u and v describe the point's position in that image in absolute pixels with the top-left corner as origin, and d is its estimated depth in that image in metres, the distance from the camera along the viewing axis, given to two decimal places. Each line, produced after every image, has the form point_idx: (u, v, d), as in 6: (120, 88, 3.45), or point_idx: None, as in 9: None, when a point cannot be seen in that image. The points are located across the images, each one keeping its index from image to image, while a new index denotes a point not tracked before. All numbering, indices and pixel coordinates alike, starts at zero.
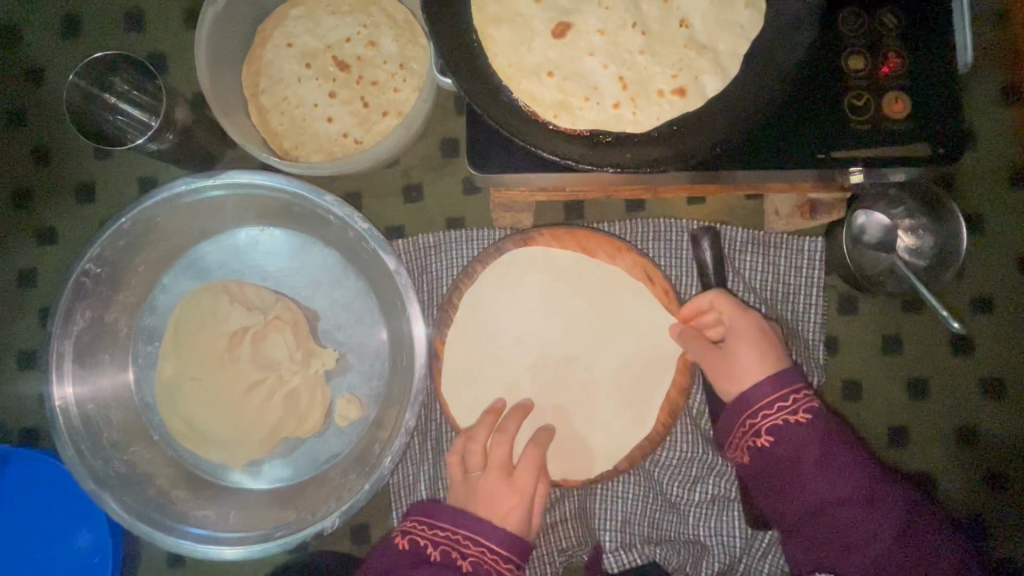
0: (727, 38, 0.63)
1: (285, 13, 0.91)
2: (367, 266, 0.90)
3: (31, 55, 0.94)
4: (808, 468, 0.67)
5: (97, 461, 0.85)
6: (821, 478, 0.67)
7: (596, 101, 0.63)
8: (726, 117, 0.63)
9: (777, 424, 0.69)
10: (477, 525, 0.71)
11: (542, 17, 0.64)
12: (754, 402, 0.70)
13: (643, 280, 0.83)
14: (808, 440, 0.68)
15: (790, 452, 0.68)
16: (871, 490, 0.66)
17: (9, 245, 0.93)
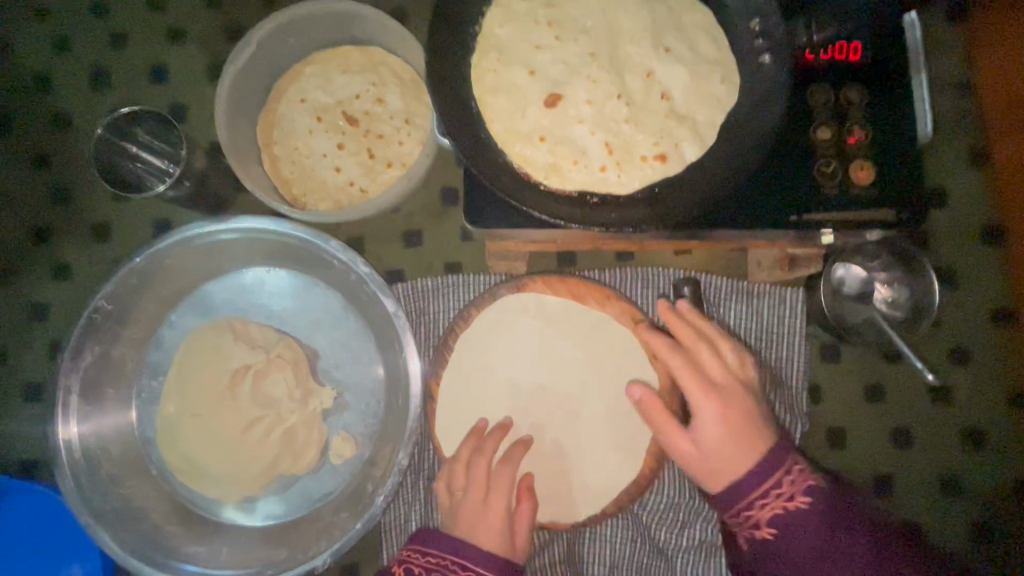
0: (704, 110, 0.69)
1: (300, 71, 0.98)
2: (367, 308, 0.94)
3: (59, 103, 1.00)
4: (807, 560, 0.67)
5: (95, 495, 0.86)
6: (813, 562, 0.67)
7: (584, 164, 0.68)
8: (704, 181, 0.68)
9: (769, 516, 0.69)
10: (461, 544, 0.77)
11: (535, 88, 0.70)
12: (746, 495, 0.69)
13: (632, 327, 0.86)
14: (799, 526, 0.68)
15: (792, 545, 0.68)
16: (858, 561, 0.66)
17: (24, 279, 0.97)
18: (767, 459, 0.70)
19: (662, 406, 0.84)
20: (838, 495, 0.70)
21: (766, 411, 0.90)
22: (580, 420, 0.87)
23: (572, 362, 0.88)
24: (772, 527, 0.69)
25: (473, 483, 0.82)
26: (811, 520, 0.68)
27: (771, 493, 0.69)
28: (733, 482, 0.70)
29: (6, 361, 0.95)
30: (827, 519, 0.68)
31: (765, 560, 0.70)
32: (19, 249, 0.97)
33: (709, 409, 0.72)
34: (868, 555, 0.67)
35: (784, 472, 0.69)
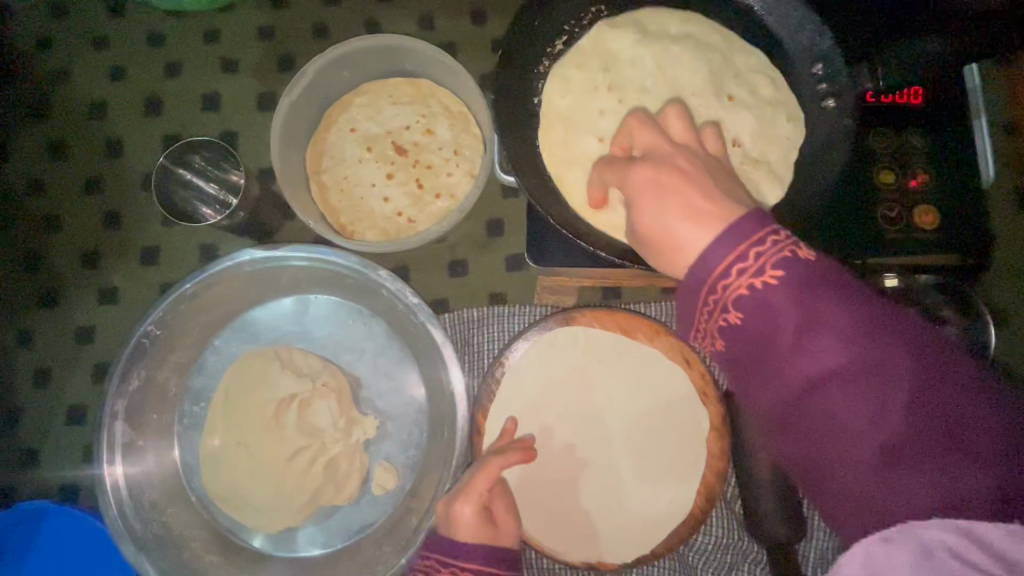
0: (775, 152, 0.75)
1: (351, 101, 1.00)
2: (412, 336, 0.94)
3: (114, 129, 1.02)
4: (805, 391, 0.48)
5: (138, 523, 0.86)
6: (785, 334, 0.48)
7: None
8: None
9: (742, 291, 0.49)
10: (453, 546, 0.72)
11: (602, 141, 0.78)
12: (712, 275, 0.50)
13: (683, 363, 0.87)
14: (805, 347, 0.47)
15: (764, 322, 0.49)
16: (870, 413, 0.46)
17: (71, 302, 0.98)
18: (728, 225, 0.50)
19: (712, 441, 0.85)
20: (890, 317, 0.47)
21: None
22: (627, 455, 0.87)
23: (620, 396, 0.88)
24: (756, 272, 0.49)
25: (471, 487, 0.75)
26: (789, 305, 0.48)
27: (750, 258, 0.49)
28: (722, 289, 0.50)
29: (51, 383, 0.95)
30: (850, 320, 0.47)
31: (732, 354, 0.53)
32: (68, 272, 0.98)
33: (644, 171, 0.56)
34: (849, 347, 0.46)
35: (762, 233, 0.49)
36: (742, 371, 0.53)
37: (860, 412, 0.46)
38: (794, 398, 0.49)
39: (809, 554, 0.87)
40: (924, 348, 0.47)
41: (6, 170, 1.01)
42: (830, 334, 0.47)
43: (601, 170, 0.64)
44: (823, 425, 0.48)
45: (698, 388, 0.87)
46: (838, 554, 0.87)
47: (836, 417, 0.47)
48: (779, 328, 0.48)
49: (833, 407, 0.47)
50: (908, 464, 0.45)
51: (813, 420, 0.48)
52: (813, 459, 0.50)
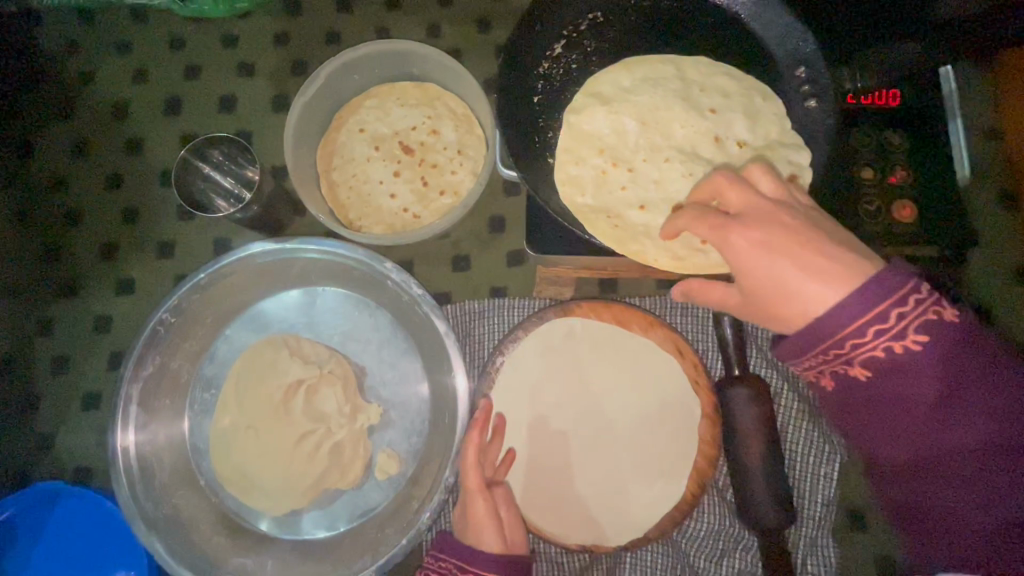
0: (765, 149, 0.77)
1: (360, 103, 1.04)
2: (416, 327, 0.97)
3: (135, 128, 1.07)
4: (921, 447, 0.56)
5: (148, 503, 0.88)
6: (913, 399, 0.54)
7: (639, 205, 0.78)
8: None
9: (877, 352, 0.54)
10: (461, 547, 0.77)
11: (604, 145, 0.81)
12: (855, 338, 0.54)
13: (679, 354, 0.90)
14: (942, 411, 0.54)
15: (898, 385, 0.55)
16: (986, 476, 0.53)
17: (90, 292, 1.02)
18: (860, 286, 0.53)
19: (704, 430, 0.88)
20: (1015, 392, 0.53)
21: (804, 440, 0.92)
22: (624, 444, 0.90)
23: (616, 386, 0.91)
24: (882, 339, 0.53)
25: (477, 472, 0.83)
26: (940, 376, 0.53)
27: (894, 325, 0.53)
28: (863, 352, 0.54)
29: (68, 369, 0.99)
30: (983, 392, 0.53)
31: (841, 400, 0.59)
32: (88, 263, 1.03)
33: (744, 241, 0.58)
34: (992, 420, 0.53)
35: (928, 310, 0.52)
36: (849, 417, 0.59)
37: (969, 470, 0.54)
38: (910, 451, 0.56)
39: (799, 543, 0.89)
40: None
41: (32, 166, 1.06)
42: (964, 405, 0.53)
43: (693, 220, 0.62)
44: (942, 477, 0.55)
45: (691, 378, 0.89)
46: (827, 542, 0.89)
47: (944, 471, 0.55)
48: (923, 396, 0.54)
49: (943, 460, 0.55)
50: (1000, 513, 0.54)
51: (930, 473, 0.56)
52: (904, 496, 0.59)
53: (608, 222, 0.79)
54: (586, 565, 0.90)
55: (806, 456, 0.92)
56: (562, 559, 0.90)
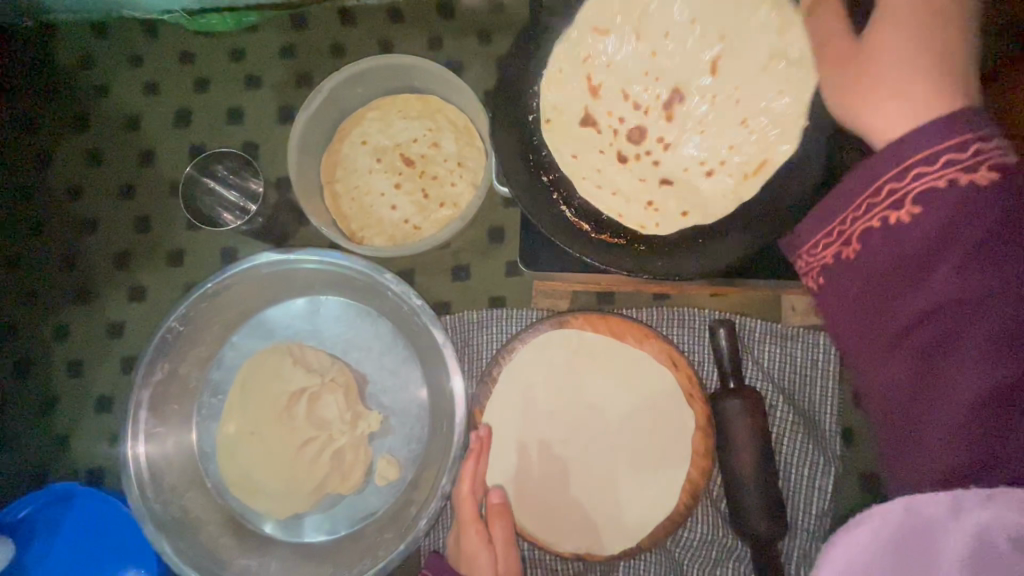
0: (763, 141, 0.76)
1: (363, 115, 1.06)
2: (416, 337, 0.99)
3: (147, 140, 1.10)
4: (944, 308, 0.51)
5: (158, 505, 0.92)
6: (925, 249, 0.52)
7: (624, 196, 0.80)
8: (730, 237, 0.75)
9: (918, 191, 0.52)
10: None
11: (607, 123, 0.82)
12: (917, 192, 0.52)
13: (676, 368, 0.91)
14: (979, 271, 0.50)
15: (921, 235, 0.52)
16: (982, 357, 0.49)
17: (105, 299, 1.05)
18: (927, 125, 0.52)
19: (698, 442, 0.89)
20: None
21: (799, 452, 0.93)
22: (619, 453, 0.91)
23: (611, 397, 0.92)
24: (947, 171, 0.51)
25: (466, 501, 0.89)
26: (988, 232, 0.50)
27: (960, 173, 0.51)
28: (916, 201, 0.52)
29: (83, 374, 1.03)
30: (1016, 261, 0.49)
31: (853, 263, 0.57)
32: (101, 271, 1.06)
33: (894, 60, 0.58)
34: (1012, 301, 0.49)
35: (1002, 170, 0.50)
36: (858, 281, 0.57)
37: (984, 342, 0.49)
38: (908, 317, 0.53)
39: (792, 554, 0.90)
40: None
41: (48, 176, 1.09)
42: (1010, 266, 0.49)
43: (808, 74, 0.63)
44: (930, 350, 0.52)
45: (686, 391, 0.90)
46: (819, 553, 0.90)
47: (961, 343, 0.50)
48: (941, 249, 0.51)
49: (960, 330, 0.50)
50: (998, 398, 0.49)
51: (919, 343, 0.53)
52: (889, 375, 0.55)
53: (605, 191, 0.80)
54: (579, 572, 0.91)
55: (800, 468, 0.92)
56: (556, 566, 0.92)
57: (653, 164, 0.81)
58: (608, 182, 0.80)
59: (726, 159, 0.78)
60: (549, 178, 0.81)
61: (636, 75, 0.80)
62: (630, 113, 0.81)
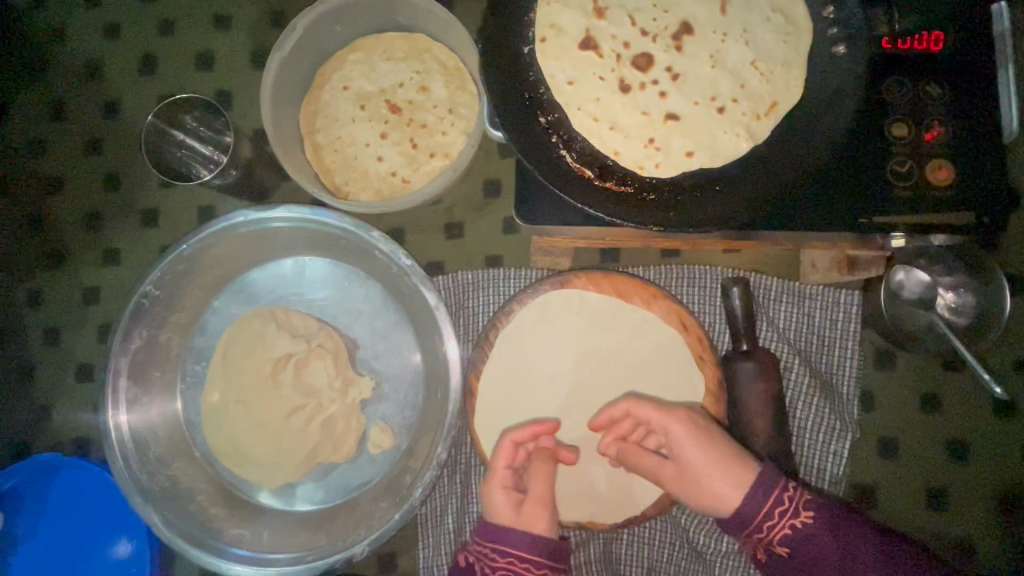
0: (784, 69, 0.66)
1: (344, 57, 0.96)
2: (407, 299, 0.93)
3: (111, 89, 1.01)
4: (807, 554, 0.74)
5: (144, 476, 0.88)
6: (853, 530, 0.75)
7: (621, 132, 0.68)
8: (751, 185, 0.67)
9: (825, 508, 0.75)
10: (499, 531, 0.78)
11: (608, 44, 0.69)
12: (757, 512, 0.75)
13: (656, 413, 0.79)
14: (799, 545, 0.74)
15: (855, 530, 0.75)
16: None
17: (77, 263, 0.99)
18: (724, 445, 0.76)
19: (710, 408, 0.83)
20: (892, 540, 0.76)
21: (814, 417, 0.88)
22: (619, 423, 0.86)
23: (616, 360, 0.87)
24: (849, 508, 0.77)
25: (532, 495, 0.80)
26: (811, 528, 0.74)
27: (776, 512, 0.74)
28: (739, 501, 0.75)
29: (60, 342, 0.98)
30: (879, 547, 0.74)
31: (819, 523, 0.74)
32: (71, 234, 0.99)
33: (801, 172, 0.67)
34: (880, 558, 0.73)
35: (782, 489, 0.75)
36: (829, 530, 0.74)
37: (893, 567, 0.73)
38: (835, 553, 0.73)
39: None
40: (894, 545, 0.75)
41: (8, 131, 1.01)
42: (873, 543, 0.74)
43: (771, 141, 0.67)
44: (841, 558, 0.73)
45: (665, 427, 0.79)
46: None
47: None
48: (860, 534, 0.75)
49: (817, 562, 0.73)
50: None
51: (832, 561, 0.73)
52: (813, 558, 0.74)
53: (600, 126, 0.68)
54: (583, 541, 0.87)
55: (815, 433, 0.87)
56: None
57: (660, 95, 0.68)
58: (605, 114, 0.68)
59: (738, 96, 0.67)
60: (547, 120, 0.69)
61: (642, 3, 0.69)
62: (635, 38, 0.68)
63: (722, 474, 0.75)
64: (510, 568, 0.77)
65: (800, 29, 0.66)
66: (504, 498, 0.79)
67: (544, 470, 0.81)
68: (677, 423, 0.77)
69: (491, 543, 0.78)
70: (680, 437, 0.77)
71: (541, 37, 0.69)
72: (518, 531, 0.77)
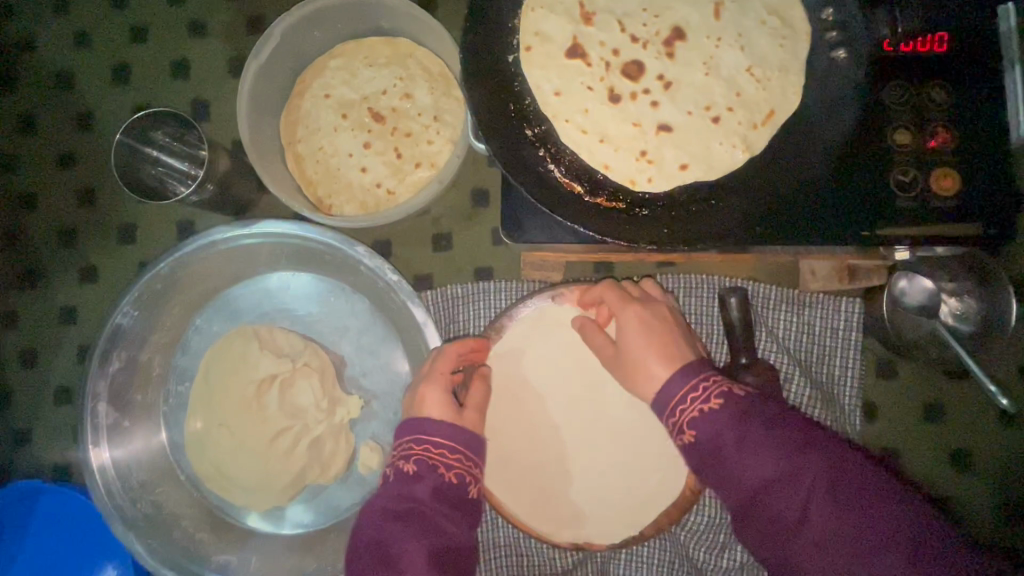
0: (782, 76, 0.63)
1: (324, 64, 0.93)
2: (395, 315, 0.90)
3: (83, 100, 0.97)
4: (711, 447, 0.59)
5: (126, 502, 0.85)
6: (792, 438, 0.55)
7: (611, 144, 0.65)
8: (747, 198, 0.64)
9: (748, 401, 0.59)
10: (416, 424, 0.72)
11: (597, 50, 0.66)
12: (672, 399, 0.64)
13: (618, 300, 0.74)
14: (700, 432, 0.60)
15: (789, 434, 0.56)
16: (801, 498, 0.53)
17: (53, 282, 0.96)
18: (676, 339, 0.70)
19: None
20: (845, 462, 0.54)
21: None
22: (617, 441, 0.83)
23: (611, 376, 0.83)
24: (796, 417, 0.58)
25: (468, 403, 0.76)
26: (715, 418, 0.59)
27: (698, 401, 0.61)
28: (662, 388, 0.66)
29: (38, 364, 0.95)
30: (822, 465, 0.54)
31: (729, 413, 0.58)
32: (47, 251, 0.96)
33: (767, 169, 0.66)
34: (816, 478, 0.53)
35: (698, 377, 0.63)
36: (738, 422, 0.57)
37: (818, 480, 0.53)
38: (734, 446, 0.57)
39: None
40: (847, 469, 0.54)
41: None
42: (811, 455, 0.54)
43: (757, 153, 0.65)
44: (746, 454, 0.56)
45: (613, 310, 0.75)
46: None
47: (763, 494, 0.55)
48: (799, 444, 0.55)
49: (717, 456, 0.58)
50: (826, 512, 0.52)
51: (730, 454, 0.57)
52: (711, 448, 0.58)
53: (588, 138, 0.65)
54: (580, 560, 0.86)
55: None
56: (554, 554, 0.86)
57: (651, 104, 0.65)
58: (594, 125, 0.65)
59: (733, 104, 0.64)
60: (533, 133, 0.67)
61: (631, 8, 0.66)
62: (624, 44, 0.65)
63: (648, 351, 0.69)
64: (428, 462, 0.69)
65: (797, 31, 0.63)
66: (436, 397, 0.74)
67: (477, 395, 0.77)
68: (626, 301, 0.73)
69: (407, 440, 0.71)
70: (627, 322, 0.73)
71: (525, 45, 0.66)
72: (432, 419, 0.72)
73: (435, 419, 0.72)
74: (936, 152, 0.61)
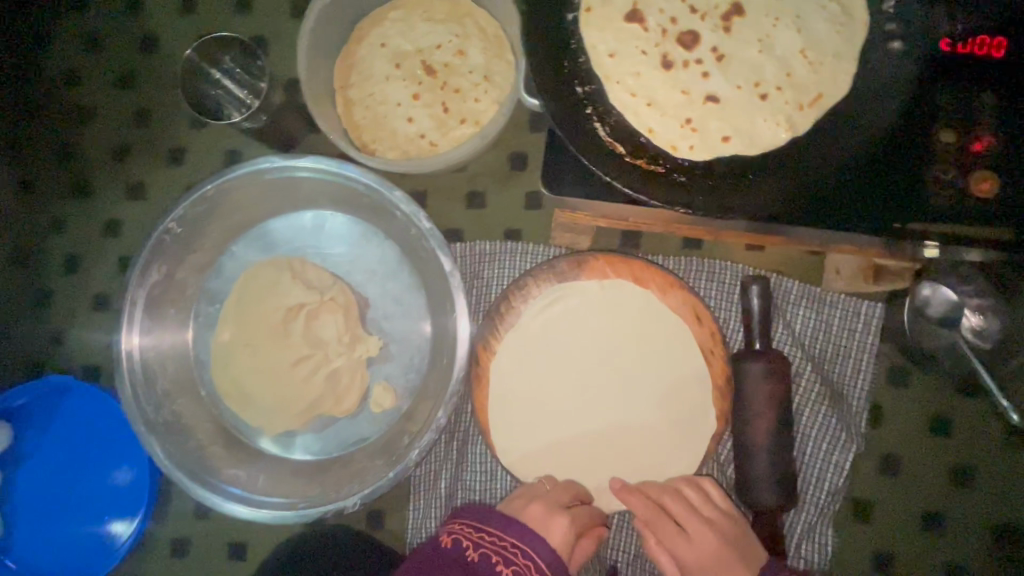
0: (833, 65, 0.64)
1: (385, 14, 0.96)
2: (423, 264, 0.93)
3: (149, 23, 1.02)
4: None
5: (150, 407, 0.90)
6: None
7: (656, 110, 0.67)
8: (783, 181, 0.66)
9: None
10: (520, 530, 0.74)
11: (655, 19, 0.67)
12: None
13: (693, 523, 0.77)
14: None
15: None
16: None
17: (102, 194, 1.00)
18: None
19: (715, 404, 0.83)
20: None
21: (819, 424, 0.86)
22: (607, 424, 0.85)
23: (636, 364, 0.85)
24: None
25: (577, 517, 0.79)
26: None
27: None
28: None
29: (80, 269, 1.00)
30: None
31: None
32: (99, 164, 1.01)
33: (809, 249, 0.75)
34: None
35: None
36: None
37: None
38: None
39: (796, 527, 0.85)
40: None
41: (46, 57, 1.02)
42: None
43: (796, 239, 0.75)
44: None
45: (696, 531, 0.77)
46: (825, 529, 0.85)
47: None
48: None
49: None
50: None
51: None
52: None
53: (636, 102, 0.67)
54: None
55: (818, 442, 0.86)
56: None
57: (701, 75, 0.66)
58: (642, 90, 0.67)
59: (781, 85, 0.65)
60: (583, 91, 0.69)
61: None
62: (682, 14, 0.67)
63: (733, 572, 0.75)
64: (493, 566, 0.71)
65: (854, 21, 0.64)
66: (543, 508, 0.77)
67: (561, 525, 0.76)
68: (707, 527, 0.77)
69: (504, 539, 0.73)
70: (714, 519, 0.77)
71: (586, 6, 0.68)
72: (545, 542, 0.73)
73: (544, 540, 0.73)
74: (980, 154, 0.62)
